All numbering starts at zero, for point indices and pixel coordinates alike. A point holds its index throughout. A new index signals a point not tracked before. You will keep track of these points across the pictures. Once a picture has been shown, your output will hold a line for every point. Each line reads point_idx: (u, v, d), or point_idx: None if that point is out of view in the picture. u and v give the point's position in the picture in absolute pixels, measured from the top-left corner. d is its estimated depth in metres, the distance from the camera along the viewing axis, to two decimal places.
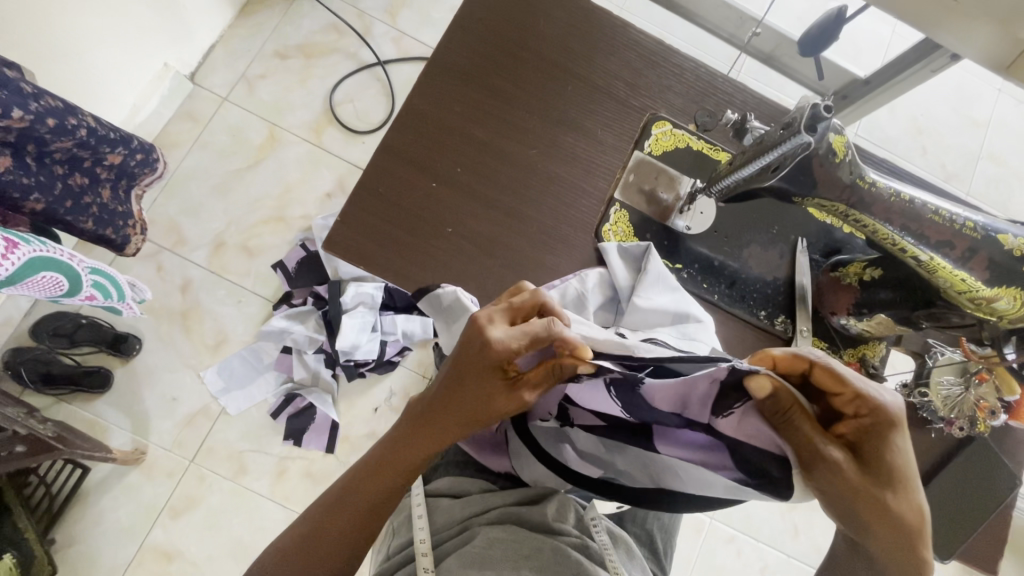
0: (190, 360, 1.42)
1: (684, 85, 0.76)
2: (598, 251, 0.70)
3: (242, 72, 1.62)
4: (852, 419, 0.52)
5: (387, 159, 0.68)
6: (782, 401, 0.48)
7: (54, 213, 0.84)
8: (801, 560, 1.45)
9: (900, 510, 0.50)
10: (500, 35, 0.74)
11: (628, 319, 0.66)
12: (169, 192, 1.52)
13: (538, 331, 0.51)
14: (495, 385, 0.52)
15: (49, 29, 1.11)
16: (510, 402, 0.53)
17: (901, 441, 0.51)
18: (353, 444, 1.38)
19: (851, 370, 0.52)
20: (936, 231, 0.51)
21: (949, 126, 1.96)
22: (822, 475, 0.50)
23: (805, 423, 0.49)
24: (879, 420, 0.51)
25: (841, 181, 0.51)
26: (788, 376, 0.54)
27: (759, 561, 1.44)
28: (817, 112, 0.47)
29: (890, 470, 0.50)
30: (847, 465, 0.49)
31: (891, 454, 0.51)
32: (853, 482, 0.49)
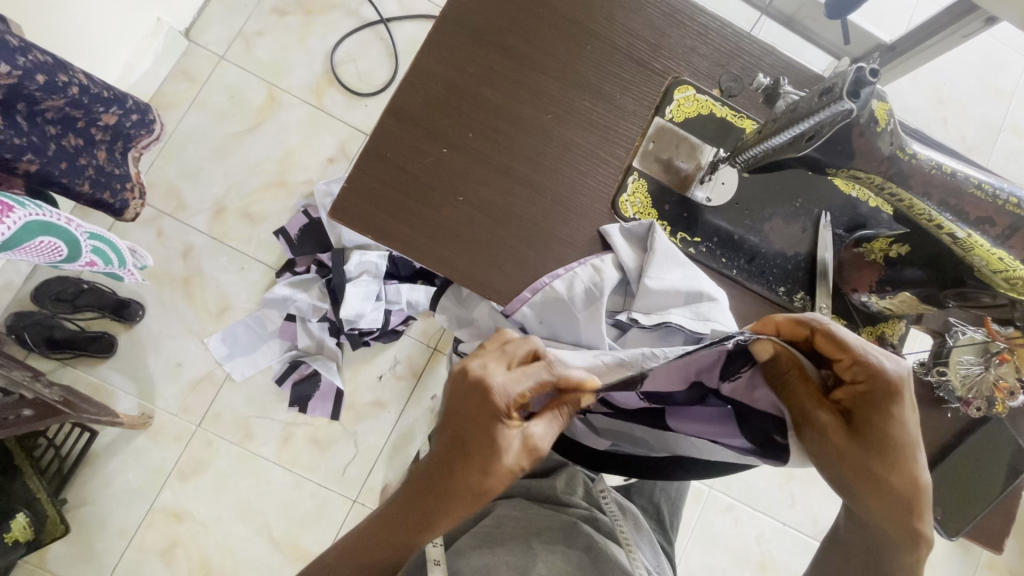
0: (193, 327, 1.42)
1: (708, 47, 0.72)
2: (600, 236, 0.67)
3: (239, 29, 1.55)
4: (849, 384, 0.50)
5: (394, 122, 0.65)
6: (780, 364, 0.50)
7: (49, 175, 0.80)
8: (797, 529, 1.47)
9: (888, 479, 0.49)
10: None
11: (641, 303, 0.64)
12: (167, 155, 1.48)
13: (541, 374, 0.49)
14: (504, 440, 0.47)
15: None
16: (518, 453, 0.48)
17: (902, 412, 0.49)
18: (357, 412, 1.38)
19: (856, 336, 0.50)
20: (976, 207, 0.49)
21: (972, 96, 1.89)
22: (810, 437, 0.50)
23: (800, 387, 0.49)
24: (877, 387, 0.49)
25: (880, 151, 0.49)
26: (795, 343, 0.53)
27: (756, 529, 1.47)
28: (861, 76, 0.44)
29: (884, 439, 0.49)
30: (834, 430, 0.49)
31: (888, 424, 0.49)
32: (837, 446, 0.49)
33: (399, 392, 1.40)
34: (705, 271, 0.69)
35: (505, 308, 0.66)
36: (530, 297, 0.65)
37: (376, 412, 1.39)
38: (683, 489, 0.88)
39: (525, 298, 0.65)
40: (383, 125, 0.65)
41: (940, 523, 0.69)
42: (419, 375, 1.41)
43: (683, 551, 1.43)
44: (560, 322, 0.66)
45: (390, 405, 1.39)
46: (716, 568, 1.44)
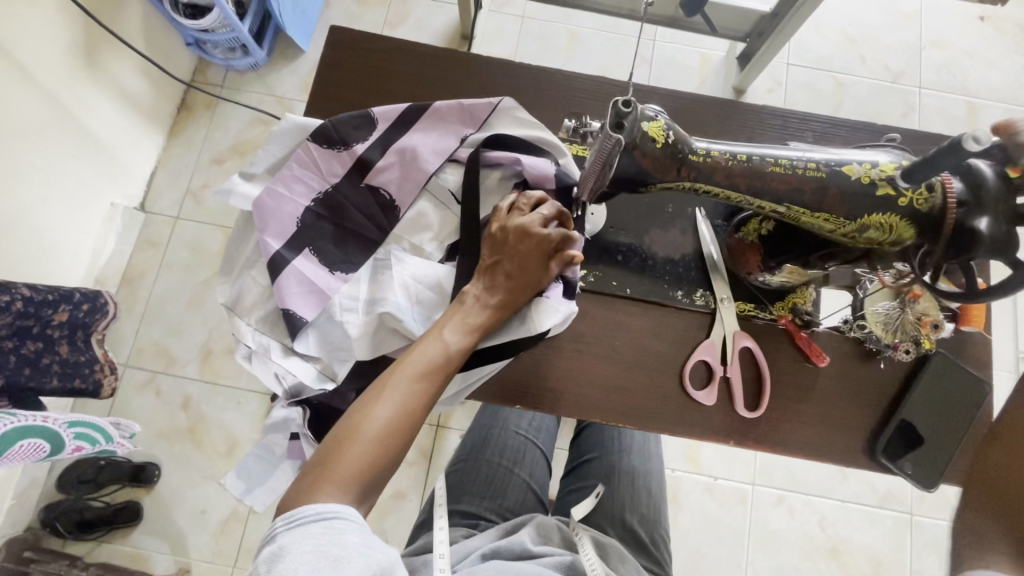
0: (208, 473, 1.40)
1: (548, 98, 0.78)
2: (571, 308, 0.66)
3: (186, 187, 1.59)
4: None
5: (287, 252, 0.67)
6: (566, 351, 0.69)
7: (17, 384, 0.89)
8: (858, 503, 1.29)
9: None
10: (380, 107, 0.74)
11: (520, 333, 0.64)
12: (149, 319, 1.48)
13: (408, 446, 0.55)
14: (387, 462, 0.52)
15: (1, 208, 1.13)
16: (440, 365, 0.57)
17: None
18: (382, 509, 1.26)
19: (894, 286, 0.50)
20: (780, 181, 0.52)
21: (882, 27, 1.80)
22: None
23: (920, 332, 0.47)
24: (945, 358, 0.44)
25: (672, 161, 0.52)
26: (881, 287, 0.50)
27: (815, 514, 1.29)
28: (618, 109, 0.48)
29: None
30: None
31: None
32: None
33: (415, 477, 1.27)
34: (605, 297, 0.71)
35: (280, 306, 0.65)
36: (340, 286, 0.67)
37: (398, 504, 1.26)
38: (657, 503, 0.83)
39: (299, 293, 0.66)
40: (271, 256, 0.66)
41: (919, 480, 0.66)
42: (430, 454, 1.28)
43: (746, 560, 1.27)
44: (363, 345, 0.65)
45: (411, 493, 1.27)
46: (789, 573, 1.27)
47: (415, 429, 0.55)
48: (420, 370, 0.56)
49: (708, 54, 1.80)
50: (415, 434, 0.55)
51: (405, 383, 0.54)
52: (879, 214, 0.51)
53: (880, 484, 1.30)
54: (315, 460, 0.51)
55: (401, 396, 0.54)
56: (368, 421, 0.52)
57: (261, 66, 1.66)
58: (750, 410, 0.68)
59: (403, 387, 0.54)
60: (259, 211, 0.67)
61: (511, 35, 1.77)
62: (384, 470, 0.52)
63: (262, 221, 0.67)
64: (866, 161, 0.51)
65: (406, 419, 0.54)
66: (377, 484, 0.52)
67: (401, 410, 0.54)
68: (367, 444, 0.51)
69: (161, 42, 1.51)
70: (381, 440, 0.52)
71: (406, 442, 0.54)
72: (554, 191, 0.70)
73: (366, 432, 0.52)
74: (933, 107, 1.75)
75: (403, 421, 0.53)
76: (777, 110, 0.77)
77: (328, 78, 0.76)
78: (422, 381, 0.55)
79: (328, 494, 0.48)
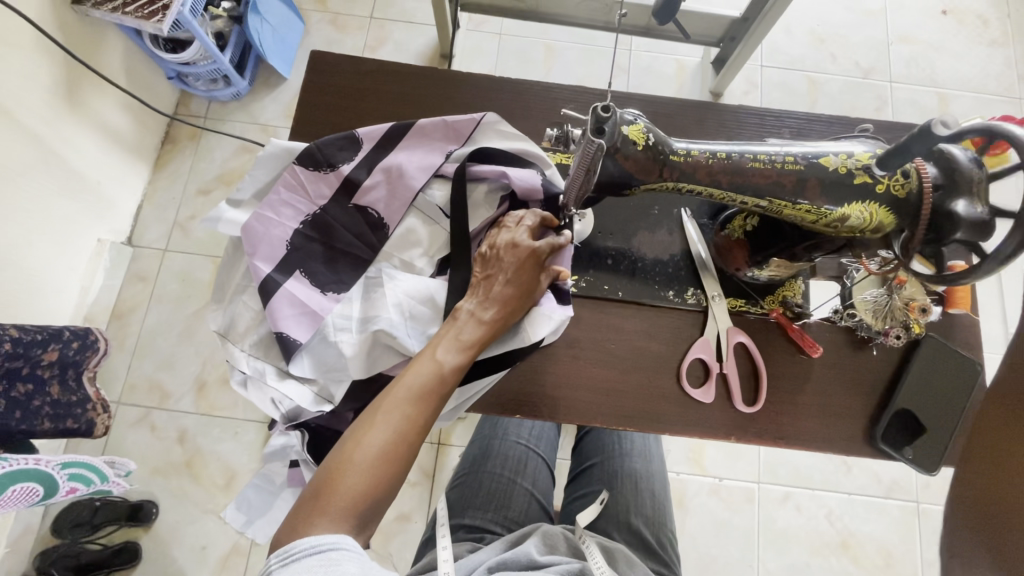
0: (208, 506, 1.37)
1: (530, 111, 0.79)
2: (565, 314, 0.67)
3: (174, 219, 1.58)
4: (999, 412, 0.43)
5: (279, 275, 0.67)
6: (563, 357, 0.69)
7: (9, 428, 0.88)
8: (864, 494, 1.29)
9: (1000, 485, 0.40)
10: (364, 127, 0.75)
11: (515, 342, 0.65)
12: (141, 354, 1.46)
13: (405, 471, 0.54)
14: (382, 490, 0.52)
15: None
16: (434, 387, 0.56)
17: None
18: (388, 532, 1.24)
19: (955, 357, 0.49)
20: (761, 176, 0.53)
21: (849, 25, 1.86)
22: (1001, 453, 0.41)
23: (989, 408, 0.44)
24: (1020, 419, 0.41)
25: (652, 163, 0.53)
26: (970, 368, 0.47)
27: (822, 508, 1.29)
28: (597, 115, 0.49)
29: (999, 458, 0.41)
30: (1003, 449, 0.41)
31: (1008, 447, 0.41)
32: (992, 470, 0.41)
33: (419, 498, 1.26)
34: (598, 302, 0.71)
35: (273, 329, 0.65)
36: (332, 306, 0.67)
37: (402, 526, 1.24)
38: (663, 504, 0.83)
39: (293, 316, 0.66)
40: (261, 281, 0.66)
41: (919, 464, 0.66)
42: (434, 472, 1.27)
43: (758, 560, 1.26)
44: (358, 364, 0.64)
45: (415, 514, 1.25)
46: (802, 570, 1.26)
47: (412, 453, 0.54)
48: (413, 392, 0.55)
49: (684, 62, 1.83)
50: (412, 458, 0.54)
51: (397, 407, 0.54)
52: (860, 202, 0.52)
53: (884, 474, 1.30)
54: (310, 489, 0.51)
55: (393, 421, 0.53)
56: (361, 448, 0.52)
57: (243, 95, 1.67)
58: (748, 405, 0.68)
59: (396, 411, 0.54)
60: (248, 236, 0.68)
61: (490, 52, 1.79)
62: (380, 497, 0.52)
63: (251, 245, 0.68)
64: (842, 152, 0.53)
65: (401, 444, 0.53)
66: (375, 511, 0.52)
67: (395, 435, 0.53)
68: (361, 472, 0.51)
69: (143, 77, 1.51)
70: (375, 467, 0.51)
71: (402, 467, 0.53)
72: (542, 202, 0.71)
73: (359, 460, 0.51)
74: (906, 99, 1.79)
75: (397, 447, 0.53)
76: (754, 109, 0.79)
77: (311, 103, 0.77)
78: (415, 404, 0.55)
79: (321, 526, 0.48)
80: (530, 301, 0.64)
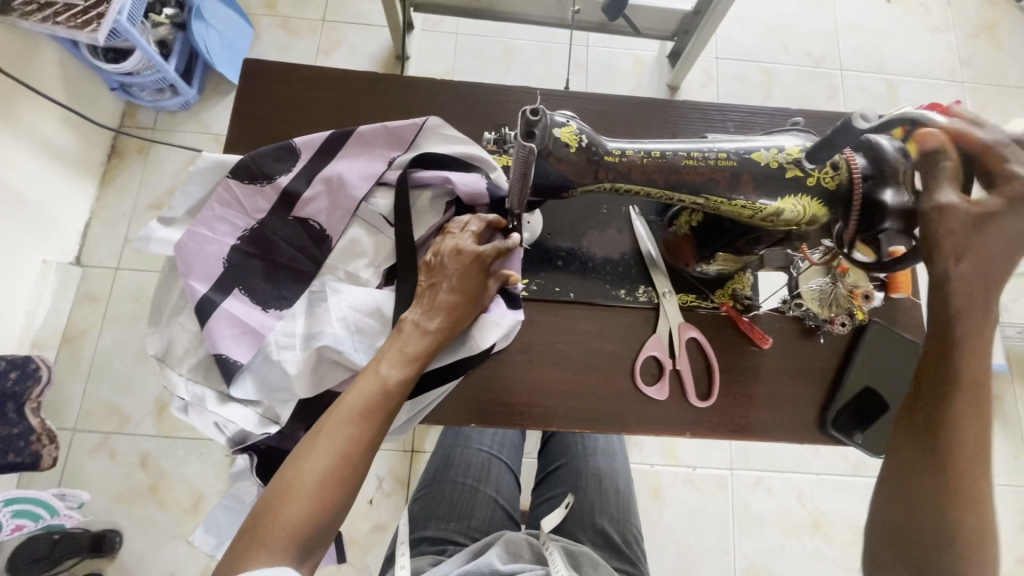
0: (175, 531, 1.32)
1: (474, 112, 0.78)
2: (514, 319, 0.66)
3: (125, 235, 1.52)
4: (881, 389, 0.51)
5: (216, 294, 0.65)
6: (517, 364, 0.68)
7: None
8: (831, 474, 1.32)
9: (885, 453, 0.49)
10: (303, 136, 0.73)
11: (467, 352, 0.64)
12: (95, 377, 1.40)
13: (353, 493, 0.52)
14: (328, 515, 0.50)
15: None
16: (378, 403, 0.55)
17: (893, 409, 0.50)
18: (363, 545, 1.22)
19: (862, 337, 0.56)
20: (696, 173, 0.54)
21: (799, 16, 1.89)
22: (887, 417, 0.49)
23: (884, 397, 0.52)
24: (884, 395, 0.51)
25: (588, 164, 0.53)
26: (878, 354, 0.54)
27: (793, 490, 1.31)
28: (527, 118, 0.48)
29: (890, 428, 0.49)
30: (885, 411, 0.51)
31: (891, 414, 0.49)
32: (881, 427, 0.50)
33: (392, 508, 1.24)
34: (551, 303, 0.71)
35: (212, 351, 0.63)
36: (275, 323, 0.65)
37: (377, 538, 1.22)
38: (628, 502, 0.83)
39: (232, 336, 0.63)
40: (198, 301, 0.64)
41: (871, 446, 0.68)
42: (406, 481, 1.25)
43: (733, 546, 1.28)
44: (304, 383, 0.63)
45: (389, 525, 1.23)
46: (776, 552, 1.28)
47: (359, 474, 0.52)
48: (356, 410, 0.53)
49: (641, 56, 1.84)
50: (359, 478, 0.52)
51: (340, 427, 0.52)
52: (792, 196, 0.53)
53: (850, 453, 1.33)
54: (252, 521, 0.49)
55: (335, 443, 0.51)
56: (302, 474, 0.50)
57: (192, 104, 1.61)
58: (702, 399, 0.68)
59: (338, 432, 0.52)
60: (182, 255, 0.65)
61: (447, 52, 1.77)
62: (326, 524, 0.50)
63: (185, 264, 0.65)
64: (773, 146, 0.54)
65: (344, 465, 0.51)
66: (322, 538, 0.50)
67: (338, 458, 0.51)
68: (302, 498, 0.49)
69: (83, 89, 1.45)
70: (318, 492, 0.49)
71: (349, 489, 0.51)
72: (488, 206, 0.70)
73: (301, 486, 0.49)
74: (856, 86, 1.84)
75: (341, 468, 0.51)
76: (698, 103, 0.79)
77: (247, 112, 0.74)
78: (360, 422, 0.53)
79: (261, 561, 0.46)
80: (478, 307, 0.63)
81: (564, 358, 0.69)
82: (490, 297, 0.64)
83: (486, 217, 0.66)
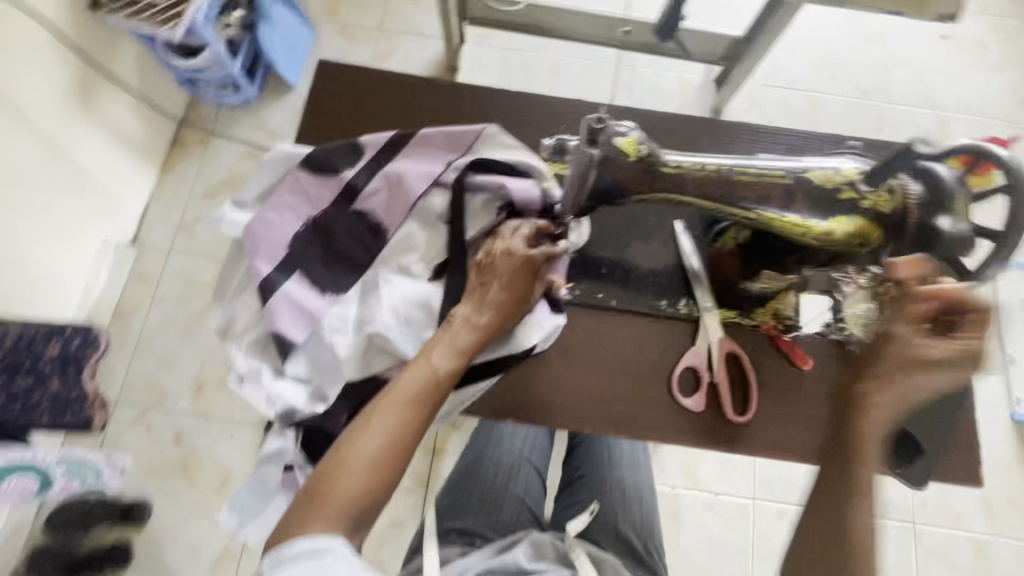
0: (201, 508, 1.37)
1: (529, 122, 0.81)
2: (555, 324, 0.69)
3: (179, 221, 1.60)
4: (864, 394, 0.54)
5: (278, 276, 0.68)
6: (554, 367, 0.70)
7: None
8: None
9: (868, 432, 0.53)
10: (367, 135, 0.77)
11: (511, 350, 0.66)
12: (141, 353, 1.47)
13: (401, 474, 0.55)
14: (378, 493, 0.53)
15: None
16: (429, 391, 0.57)
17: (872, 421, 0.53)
18: (380, 539, 1.24)
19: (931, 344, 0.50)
20: (750, 189, 0.55)
21: (849, 47, 1.89)
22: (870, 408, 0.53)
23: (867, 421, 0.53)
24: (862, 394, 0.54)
25: (645, 173, 0.55)
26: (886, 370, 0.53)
27: None
28: (592, 126, 0.50)
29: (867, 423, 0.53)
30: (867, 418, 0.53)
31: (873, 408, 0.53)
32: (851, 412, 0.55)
33: (412, 505, 1.25)
34: (592, 311, 0.72)
35: (270, 329, 0.66)
36: (330, 308, 0.68)
37: (395, 533, 1.24)
38: (652, 515, 0.83)
39: (291, 316, 0.67)
40: (261, 281, 0.68)
41: (909, 479, 0.67)
42: (427, 480, 1.27)
43: None
44: (353, 367, 0.66)
45: (408, 522, 1.24)
46: None
47: (408, 456, 0.55)
48: (408, 396, 0.56)
49: (686, 78, 1.85)
50: (408, 460, 0.55)
51: (392, 411, 0.55)
52: (845, 218, 0.55)
53: (880, 493, 1.29)
54: (307, 492, 0.52)
55: (387, 425, 0.54)
56: (355, 452, 0.53)
57: (252, 102, 1.69)
58: (738, 415, 0.69)
59: (390, 415, 0.55)
60: (250, 237, 0.69)
61: (496, 65, 1.82)
62: (375, 501, 0.53)
63: (252, 246, 0.69)
64: (828, 167, 0.55)
65: (394, 448, 0.54)
66: (368, 515, 0.53)
67: (389, 440, 0.54)
68: (355, 475, 0.52)
69: (155, 82, 1.54)
70: (369, 470, 0.52)
71: (398, 470, 0.54)
72: (539, 211, 0.73)
73: (355, 463, 0.52)
74: (905, 120, 1.81)
75: (392, 450, 0.54)
76: (749, 125, 0.80)
77: (316, 110, 0.79)
78: (410, 407, 0.56)
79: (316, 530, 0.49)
80: (526, 307, 0.66)
81: (602, 363, 0.70)
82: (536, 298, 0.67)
83: (536, 222, 0.69)
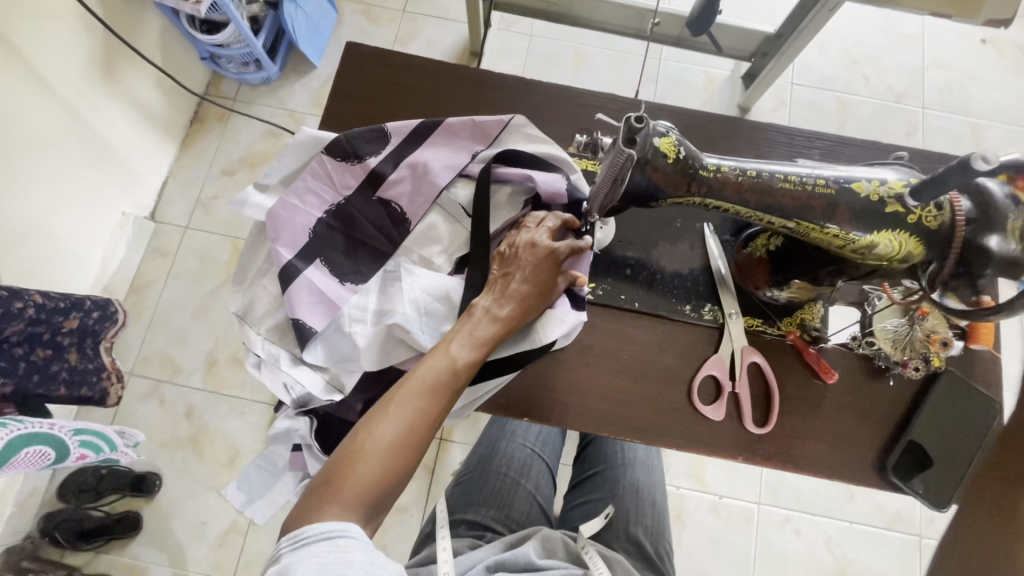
0: (209, 483, 1.38)
1: (558, 115, 0.79)
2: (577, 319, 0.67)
3: (197, 197, 1.59)
4: None
5: (299, 262, 0.68)
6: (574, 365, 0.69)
7: (26, 391, 0.90)
8: (864, 524, 1.28)
9: None
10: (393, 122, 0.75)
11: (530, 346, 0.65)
12: (155, 327, 1.49)
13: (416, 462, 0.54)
14: (393, 480, 0.52)
15: (12, 219, 1.14)
16: (446, 381, 0.56)
17: None
18: (385, 523, 1.24)
19: None
20: (791, 197, 0.53)
21: (884, 48, 1.83)
22: None
23: None
24: None
25: (682, 175, 0.53)
26: None
27: (822, 534, 1.27)
28: (631, 125, 0.49)
29: None
30: None
31: None
32: None
33: (417, 492, 1.26)
34: (615, 311, 0.71)
35: (290, 315, 0.66)
36: (350, 297, 0.68)
37: (399, 519, 1.25)
38: (662, 519, 0.83)
39: (310, 304, 0.66)
40: (282, 266, 0.67)
41: (932, 498, 0.65)
42: (433, 468, 1.27)
43: None
44: (371, 356, 0.65)
45: (412, 509, 1.25)
46: None
47: (424, 445, 0.55)
48: (426, 385, 0.55)
49: (713, 74, 1.81)
50: (423, 449, 0.55)
51: (409, 399, 0.54)
52: (888, 231, 0.53)
53: (888, 505, 1.27)
54: (323, 476, 0.52)
55: (404, 414, 0.53)
56: (372, 439, 0.52)
57: (273, 80, 1.68)
58: (758, 425, 0.68)
59: (407, 403, 0.54)
60: (272, 222, 0.68)
61: (519, 52, 1.79)
62: (390, 488, 0.52)
63: (274, 231, 0.68)
64: (874, 178, 0.53)
65: (410, 436, 0.53)
66: (384, 502, 0.52)
67: (406, 428, 0.53)
68: (371, 462, 0.51)
69: (178, 56, 1.53)
70: (386, 457, 0.52)
71: (414, 459, 0.54)
72: (565, 207, 0.71)
73: (372, 449, 0.52)
74: (937, 126, 1.76)
75: (408, 438, 0.53)
76: (784, 128, 0.78)
77: (342, 93, 0.78)
78: (428, 396, 0.55)
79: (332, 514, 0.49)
80: (547, 301, 0.64)
81: (622, 366, 0.69)
82: (558, 293, 0.65)
83: (562, 215, 0.67)
